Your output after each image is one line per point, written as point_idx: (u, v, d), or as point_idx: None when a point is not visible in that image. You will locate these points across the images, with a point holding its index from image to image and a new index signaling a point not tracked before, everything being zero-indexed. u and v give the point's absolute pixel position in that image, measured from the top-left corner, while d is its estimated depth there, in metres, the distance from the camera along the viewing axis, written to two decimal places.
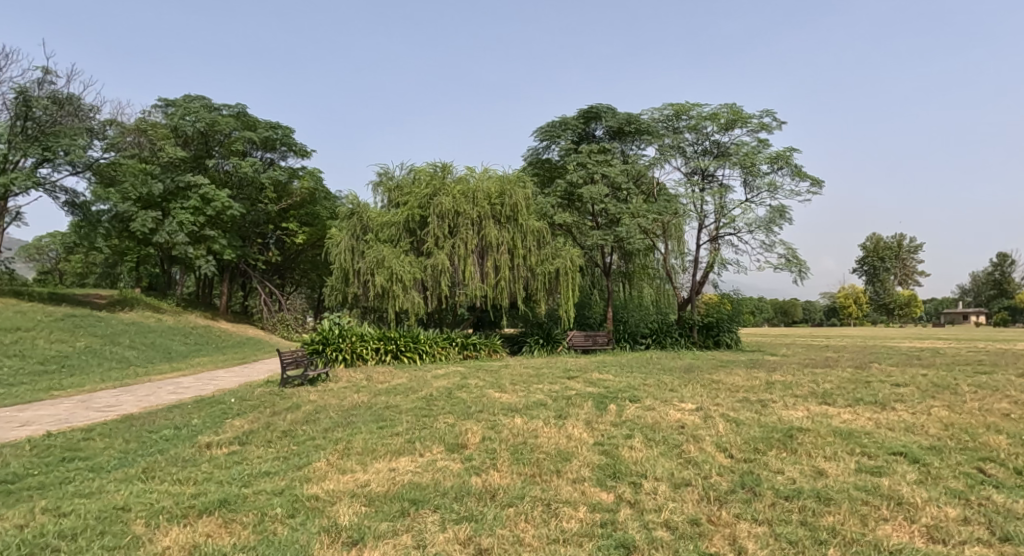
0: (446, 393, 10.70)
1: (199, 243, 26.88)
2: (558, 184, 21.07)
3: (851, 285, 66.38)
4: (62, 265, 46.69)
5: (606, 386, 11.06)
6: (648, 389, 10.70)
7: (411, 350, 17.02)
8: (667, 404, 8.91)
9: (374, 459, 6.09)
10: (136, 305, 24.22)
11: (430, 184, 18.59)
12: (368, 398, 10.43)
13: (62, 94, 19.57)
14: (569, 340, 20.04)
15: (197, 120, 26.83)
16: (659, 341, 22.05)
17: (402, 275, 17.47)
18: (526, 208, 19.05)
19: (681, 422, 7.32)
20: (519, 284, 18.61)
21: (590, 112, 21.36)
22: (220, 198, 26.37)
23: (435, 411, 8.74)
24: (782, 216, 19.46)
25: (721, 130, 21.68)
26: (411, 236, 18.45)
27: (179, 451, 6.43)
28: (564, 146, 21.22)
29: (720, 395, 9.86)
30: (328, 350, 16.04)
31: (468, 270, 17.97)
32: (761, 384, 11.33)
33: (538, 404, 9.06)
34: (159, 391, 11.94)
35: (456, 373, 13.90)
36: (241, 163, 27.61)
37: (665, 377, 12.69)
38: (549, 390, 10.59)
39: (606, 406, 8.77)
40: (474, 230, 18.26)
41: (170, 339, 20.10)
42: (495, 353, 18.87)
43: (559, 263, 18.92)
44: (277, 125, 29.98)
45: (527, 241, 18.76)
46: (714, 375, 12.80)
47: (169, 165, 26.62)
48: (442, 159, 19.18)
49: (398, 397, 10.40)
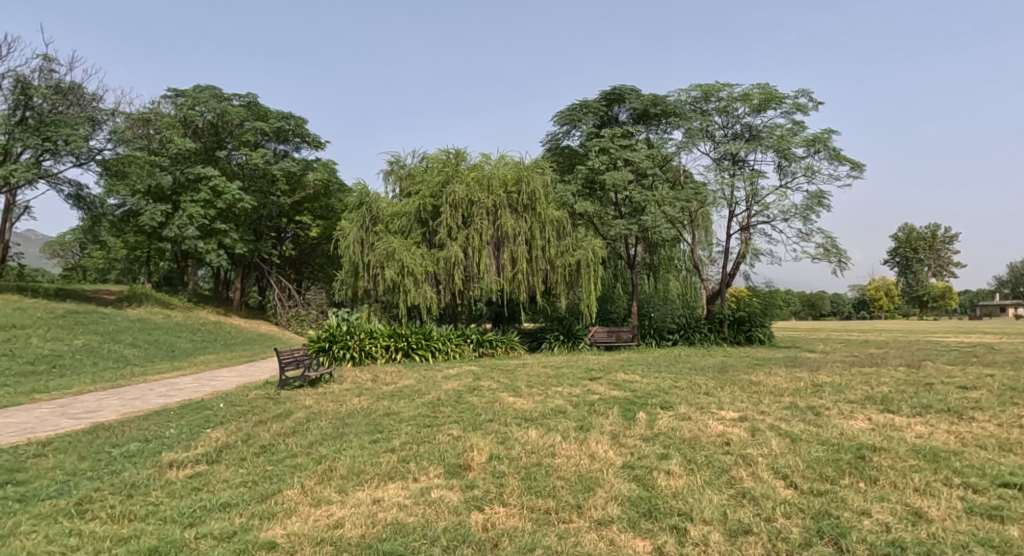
0: (455, 397, 9.70)
1: (210, 237, 26.21)
2: (579, 170, 19.90)
3: (883, 277, 64.01)
4: (81, 262, 46.62)
5: (633, 389, 9.96)
6: (681, 393, 9.60)
7: (423, 347, 16.05)
8: (704, 413, 7.81)
9: (359, 486, 5.09)
10: (146, 301, 23.65)
11: (443, 172, 17.56)
12: (369, 403, 9.47)
13: (64, 83, 18.94)
14: (591, 337, 19.11)
15: (207, 110, 26.17)
16: (687, 337, 20.82)
17: (413, 268, 16.48)
18: (545, 197, 17.97)
19: (723, 436, 6.22)
20: (538, 277, 17.55)
21: (612, 94, 20.13)
22: (231, 191, 25.66)
23: (440, 420, 7.75)
24: (821, 202, 18.07)
25: (753, 112, 20.31)
26: (423, 227, 17.49)
27: (134, 473, 5.49)
28: (586, 130, 20.03)
29: (762, 401, 8.71)
30: (334, 347, 15.13)
31: (483, 263, 16.92)
32: (807, 387, 10.13)
33: (557, 413, 8.00)
34: (148, 393, 11.13)
35: (469, 374, 12.92)
36: (252, 154, 26.90)
37: (697, 379, 11.55)
38: (569, 394, 9.52)
39: (634, 415, 7.68)
40: (489, 220, 17.21)
41: (175, 337, 19.39)
42: (513, 351, 17.84)
43: (580, 255, 17.83)
44: (290, 115, 29.22)
45: (546, 231, 17.69)
46: (751, 377, 11.61)
47: (178, 156, 25.96)
48: (455, 145, 18.14)
49: (402, 401, 9.43)
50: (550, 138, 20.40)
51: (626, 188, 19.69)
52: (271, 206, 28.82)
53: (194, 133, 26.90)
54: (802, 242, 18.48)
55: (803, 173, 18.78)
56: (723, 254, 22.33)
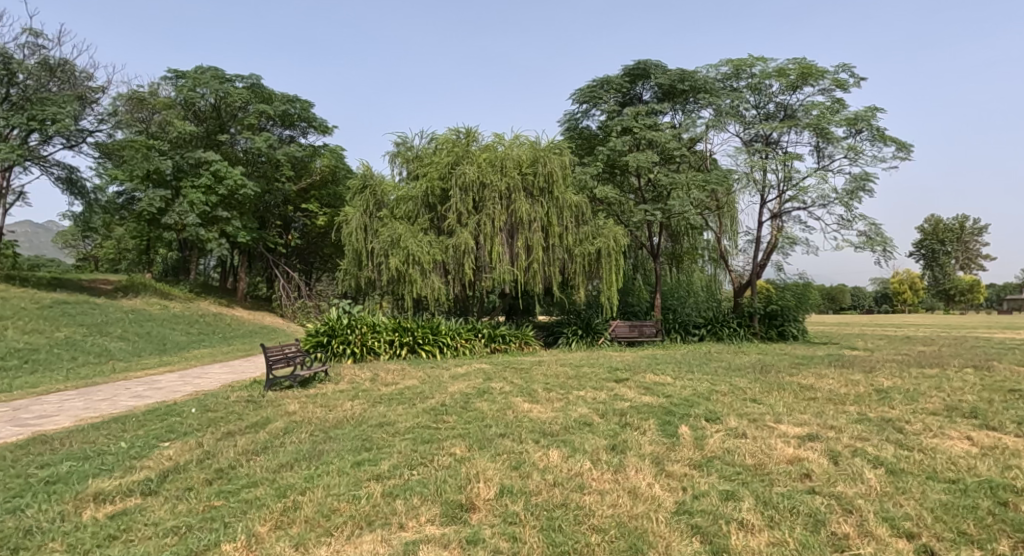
0: (462, 403, 8.41)
1: (212, 225, 25.14)
2: (600, 151, 18.45)
3: (907, 270, 61.75)
4: (92, 253, 46.00)
5: (667, 395, 8.60)
6: (725, 401, 8.20)
7: (430, 342, 14.79)
8: (759, 427, 6.46)
9: (327, 538, 3.86)
10: (145, 292, 22.67)
11: (452, 152, 16.21)
12: (363, 409, 8.20)
13: (53, 59, 17.85)
14: (611, 331, 17.81)
15: (208, 92, 25.00)
16: (714, 332, 19.41)
17: (419, 256, 15.20)
18: (563, 180, 16.62)
19: (799, 464, 4.86)
20: (556, 267, 16.23)
21: (636, 69, 18.59)
22: (233, 176, 24.54)
23: (442, 435, 6.48)
24: (865, 186, 16.52)
25: (789, 89, 18.73)
26: (431, 212, 16.19)
27: (41, 512, 4.29)
28: (607, 107, 18.54)
29: (825, 412, 7.32)
30: (334, 342, 13.94)
31: (496, 251, 15.59)
32: (869, 393, 8.72)
33: (582, 426, 6.65)
34: (121, 394, 9.96)
35: (480, 372, 11.64)
36: (256, 138, 25.71)
37: (737, 380, 10.15)
38: (593, 401, 8.19)
39: (675, 431, 6.32)
40: (502, 204, 15.88)
41: (169, 329, 18.26)
42: (527, 347, 16.56)
43: (600, 243, 16.49)
44: (295, 98, 27.99)
45: (564, 217, 16.36)
46: (798, 379, 10.21)
47: (178, 140, 24.84)
48: (466, 124, 16.76)
49: (401, 407, 8.16)
50: (568, 117, 18.92)
51: (650, 171, 18.27)
52: (275, 192, 27.68)
53: (196, 117, 25.79)
54: (844, 229, 16.95)
55: (846, 153, 17.16)
56: (753, 243, 20.86)
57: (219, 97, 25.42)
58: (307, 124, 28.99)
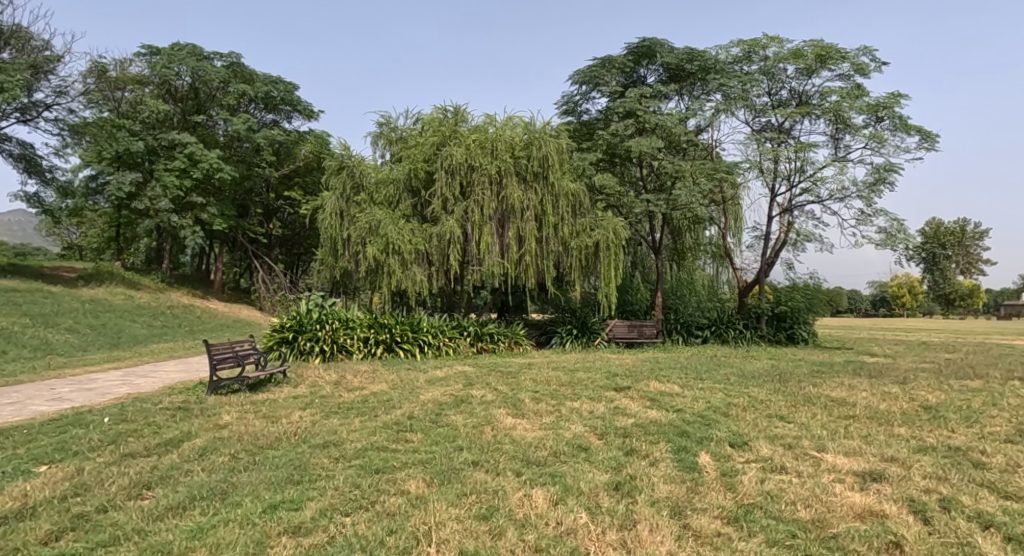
0: (432, 416, 7.00)
1: (185, 211, 23.86)
2: (600, 137, 17.03)
3: (907, 274, 60.70)
4: (76, 240, 44.45)
5: (679, 411, 7.20)
6: (749, 419, 6.83)
7: (408, 340, 13.40)
8: (800, 459, 5.12)
9: None
10: (112, 280, 21.21)
11: (438, 132, 14.78)
12: (314, 422, 6.77)
13: (6, 26, 16.38)
14: (609, 331, 16.43)
15: (184, 70, 23.48)
16: (719, 334, 18.04)
17: (399, 246, 13.81)
18: (560, 165, 15.23)
19: (879, 529, 3.50)
20: (550, 261, 14.87)
21: (640, 48, 17.17)
22: (208, 159, 23.08)
23: (400, 462, 5.11)
24: (887, 178, 15.20)
25: (804, 73, 17.40)
26: (414, 198, 14.81)
27: None
28: (609, 88, 17.10)
29: (875, 437, 5.97)
30: (301, 339, 12.53)
31: (484, 242, 14.20)
32: (915, 410, 7.38)
33: (577, 453, 5.26)
34: (40, 396, 8.53)
35: (460, 376, 10.24)
36: (234, 120, 24.21)
37: (755, 391, 8.79)
38: (590, 416, 6.83)
39: (696, 463, 4.94)
40: (492, 190, 14.48)
41: (128, 321, 16.76)
42: (517, 346, 15.17)
43: (599, 235, 15.15)
44: (279, 80, 26.52)
45: (559, 206, 14.99)
46: (825, 391, 8.88)
47: (151, 121, 23.34)
48: (455, 103, 15.30)
49: (359, 421, 6.79)
50: (566, 99, 17.46)
51: (654, 158, 16.90)
52: (255, 178, 26.23)
53: (172, 96, 24.33)
54: (863, 225, 15.66)
55: (867, 142, 15.82)
56: (762, 239, 19.52)
57: (197, 76, 23.91)
58: (291, 108, 27.52)
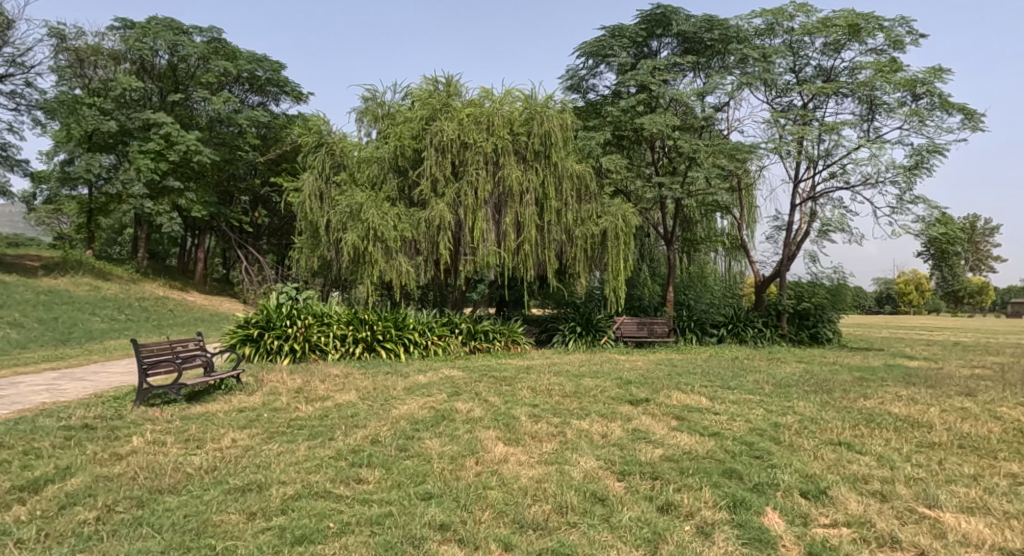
0: (402, 441, 5.50)
1: (161, 197, 22.32)
2: (608, 113, 15.43)
3: (914, 271, 59.05)
4: (63, 230, 42.62)
5: (717, 436, 5.69)
6: (809, 449, 5.27)
7: (391, 338, 11.88)
8: (909, 523, 3.63)
9: None
10: (79, 270, 19.68)
11: (428, 105, 13.18)
12: (246, 449, 5.23)
13: None
14: (616, 330, 14.89)
15: (160, 44, 21.82)
16: (736, 333, 16.48)
17: (383, 232, 12.25)
18: (564, 144, 13.65)
19: None
20: (552, 251, 13.34)
21: (654, 16, 15.53)
22: (186, 140, 21.49)
23: (342, 525, 3.62)
24: (928, 161, 13.60)
25: (834, 46, 15.80)
26: (400, 178, 13.24)
27: None
28: (619, 60, 15.50)
29: (991, 480, 4.47)
30: (268, 337, 11.00)
31: (478, 229, 12.67)
32: (1012, 436, 5.86)
33: (590, 512, 3.75)
34: None
35: (447, 382, 8.71)
36: (214, 98, 22.57)
37: (801, 406, 7.24)
38: (605, 444, 5.33)
39: (763, 534, 3.44)
40: (487, 171, 12.92)
41: (85, 314, 15.16)
42: (515, 346, 13.63)
43: (606, 223, 13.63)
44: (263, 58, 24.86)
45: (563, 190, 13.44)
46: (884, 406, 7.35)
47: (124, 99, 21.74)
48: (448, 74, 13.69)
49: (308, 449, 5.28)
50: (571, 72, 15.86)
51: (669, 137, 15.32)
52: (238, 163, 24.63)
53: (148, 74, 22.75)
54: (899, 213, 14.12)
55: (906, 121, 14.21)
56: (782, 230, 17.96)
57: (175, 51, 22.30)
58: (278, 89, 25.91)
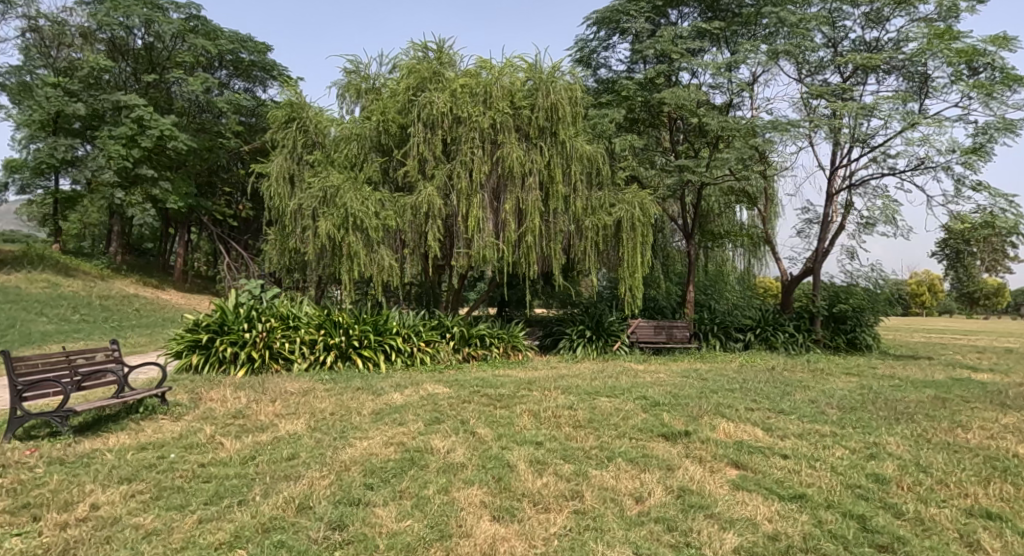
0: (341, 512, 3.74)
1: (134, 187, 20.63)
2: (624, 88, 13.67)
3: (927, 272, 57.01)
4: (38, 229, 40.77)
5: (803, 501, 3.91)
6: (954, 532, 3.49)
7: (370, 345, 10.10)
8: None
9: None
10: (39, 265, 17.95)
11: (416, 73, 11.38)
12: (101, 529, 3.47)
13: None
14: (630, 334, 13.10)
15: (131, 19, 20.05)
16: (765, 338, 14.60)
17: (361, 219, 10.45)
18: (573, 120, 11.85)
19: None
20: (558, 244, 11.56)
21: None
22: (160, 124, 19.73)
23: None
24: (996, 140, 11.73)
25: (879, 15, 13.95)
26: (384, 158, 11.47)
27: None
28: (636, 27, 13.73)
29: None
30: (220, 343, 9.23)
31: (473, 217, 10.88)
32: None
33: None
34: None
35: (427, 403, 6.90)
36: (191, 79, 20.80)
37: (892, 444, 5.41)
38: (643, 524, 3.53)
39: None
40: (485, 151, 11.13)
41: (29, 315, 13.40)
42: (515, 352, 11.85)
43: (621, 211, 11.84)
44: (247, 38, 23.10)
45: (572, 173, 11.66)
46: (1002, 444, 5.52)
47: (92, 79, 19.99)
48: (440, 41, 11.89)
49: (195, 529, 3.51)
50: (580, 43, 14.10)
51: (692, 114, 13.53)
52: (220, 151, 22.88)
53: (120, 53, 21.02)
54: (957, 202, 12.27)
55: (967, 95, 12.34)
56: (814, 224, 16.16)
57: (150, 29, 20.57)
58: (264, 74, 24.15)
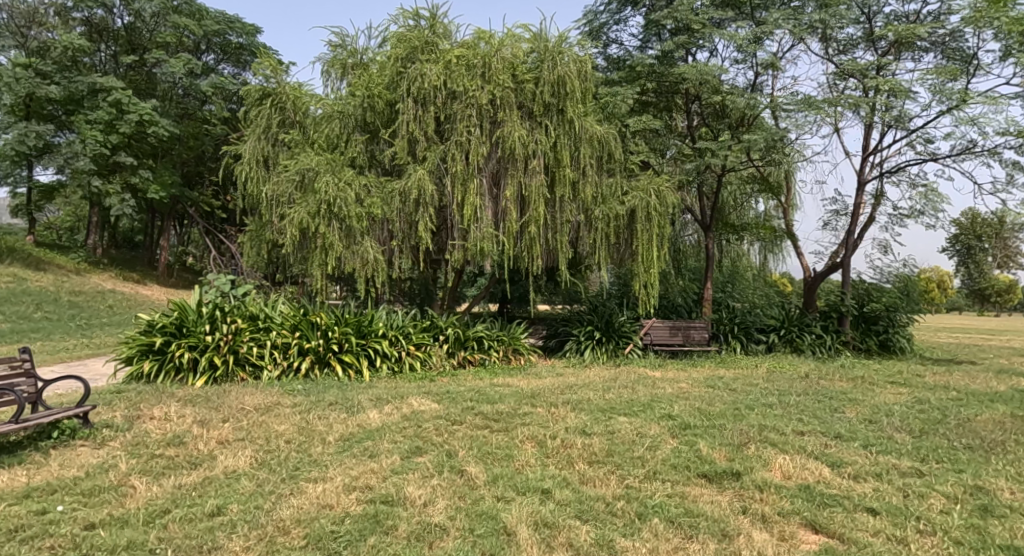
0: None
1: (113, 175, 19.45)
2: (638, 64, 12.38)
3: (937, 268, 55.49)
4: None
5: None
6: None
7: (351, 350, 8.88)
8: None
9: None
10: (7, 258, 16.76)
11: (406, 43, 10.11)
12: None
13: None
14: (644, 335, 11.85)
15: None
16: (790, 340, 13.35)
17: (341, 205, 9.21)
18: (583, 97, 10.59)
19: None
20: (565, 235, 10.31)
21: None
22: (140, 108, 18.52)
23: None
24: None
25: None
26: (370, 139, 10.21)
27: None
28: None
29: None
30: (176, 348, 8.02)
31: (469, 204, 9.63)
32: None
33: None
34: None
35: (409, 425, 5.67)
36: (173, 61, 19.59)
37: (1005, 492, 4.18)
38: None
39: None
40: (483, 129, 9.86)
41: None
42: (516, 357, 10.61)
43: (636, 198, 10.59)
44: (235, 19, 21.88)
45: (581, 155, 10.40)
46: None
47: (68, 61, 18.79)
48: (435, 8, 10.62)
49: None
50: (590, 15, 12.86)
51: (714, 93, 12.25)
52: (206, 139, 21.67)
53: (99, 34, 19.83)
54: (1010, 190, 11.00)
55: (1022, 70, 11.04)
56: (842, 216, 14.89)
57: (129, 7, 19.38)
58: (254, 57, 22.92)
